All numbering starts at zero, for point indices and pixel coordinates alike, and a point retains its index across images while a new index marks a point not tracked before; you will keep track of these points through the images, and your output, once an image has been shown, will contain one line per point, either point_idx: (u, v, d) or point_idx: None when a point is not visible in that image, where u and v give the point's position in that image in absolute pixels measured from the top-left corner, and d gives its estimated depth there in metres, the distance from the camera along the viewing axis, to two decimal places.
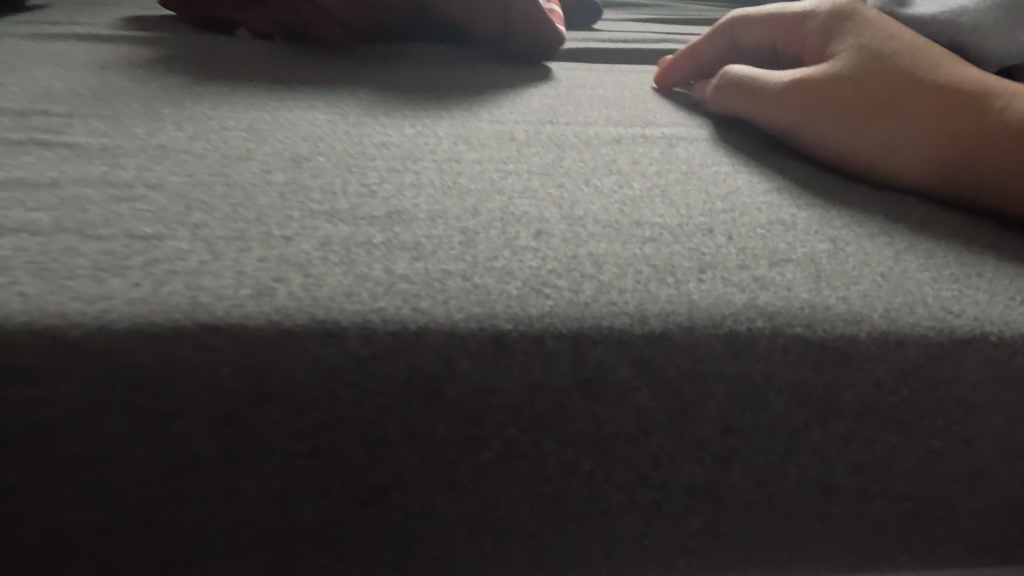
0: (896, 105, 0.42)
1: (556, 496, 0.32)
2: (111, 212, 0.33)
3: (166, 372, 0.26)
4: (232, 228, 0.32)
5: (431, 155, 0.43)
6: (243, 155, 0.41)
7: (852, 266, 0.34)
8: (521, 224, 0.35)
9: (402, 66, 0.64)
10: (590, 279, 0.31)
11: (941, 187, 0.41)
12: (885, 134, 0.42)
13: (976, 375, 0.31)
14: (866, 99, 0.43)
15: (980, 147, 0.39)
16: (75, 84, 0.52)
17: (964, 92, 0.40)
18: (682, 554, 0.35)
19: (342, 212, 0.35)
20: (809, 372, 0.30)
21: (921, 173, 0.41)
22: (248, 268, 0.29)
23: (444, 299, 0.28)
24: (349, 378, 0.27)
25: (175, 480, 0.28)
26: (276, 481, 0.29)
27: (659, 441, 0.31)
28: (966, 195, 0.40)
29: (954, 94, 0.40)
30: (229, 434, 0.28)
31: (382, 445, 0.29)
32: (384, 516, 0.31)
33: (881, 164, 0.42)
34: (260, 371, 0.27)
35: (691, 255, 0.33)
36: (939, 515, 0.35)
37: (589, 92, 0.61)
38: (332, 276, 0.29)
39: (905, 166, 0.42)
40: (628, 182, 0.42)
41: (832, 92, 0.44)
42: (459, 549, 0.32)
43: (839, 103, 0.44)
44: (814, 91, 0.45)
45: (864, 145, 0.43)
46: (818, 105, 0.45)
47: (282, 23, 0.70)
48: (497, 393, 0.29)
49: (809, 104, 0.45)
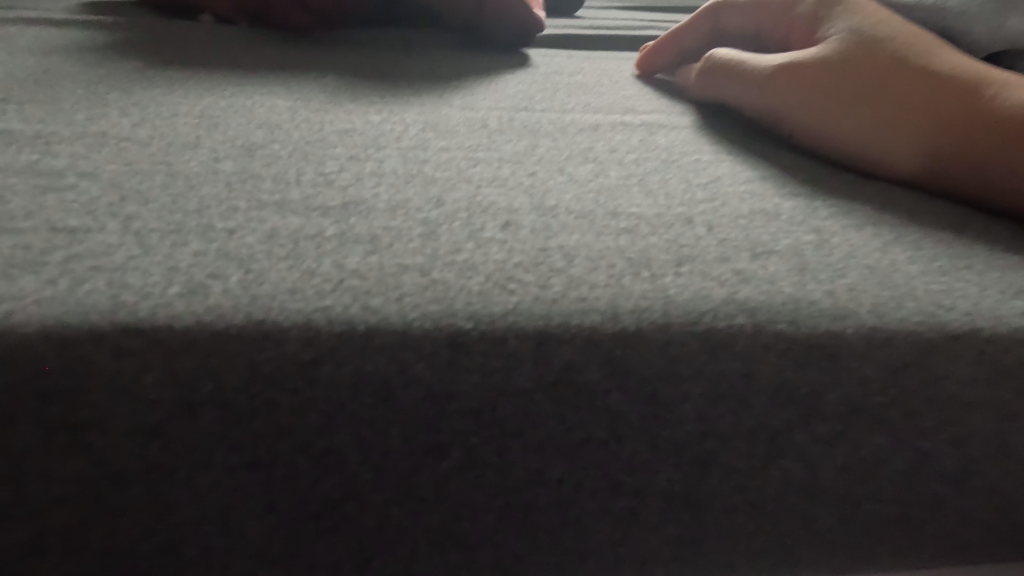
0: (884, 93, 0.40)
1: (524, 506, 0.30)
2: (34, 203, 0.30)
3: (82, 380, 0.24)
4: (170, 220, 0.29)
5: (396, 143, 0.41)
6: (190, 143, 0.38)
7: (838, 258, 0.32)
8: (488, 215, 0.33)
9: (372, 52, 0.61)
10: (559, 274, 0.28)
11: (929, 178, 0.39)
12: (873, 121, 0.40)
13: (966, 373, 0.29)
14: (855, 86, 0.41)
15: (970, 137, 0.37)
16: (16, 69, 0.49)
17: (954, 79, 0.38)
18: (661, 563, 0.33)
19: (293, 202, 0.32)
20: (792, 371, 0.28)
21: (908, 164, 0.39)
22: (181, 264, 0.26)
23: (397, 296, 0.26)
24: (291, 384, 0.25)
25: (100, 498, 0.26)
26: (214, 496, 0.26)
27: (633, 447, 0.29)
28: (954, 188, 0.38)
29: (944, 82, 0.38)
30: (159, 446, 0.25)
31: (331, 455, 0.27)
32: (337, 531, 0.28)
33: (868, 153, 0.41)
34: (191, 377, 0.24)
35: (669, 247, 0.31)
36: (928, 518, 0.34)
37: (567, 79, 0.58)
38: (276, 271, 0.27)
39: (893, 156, 0.40)
40: (605, 171, 0.40)
41: (820, 76, 0.42)
42: (421, 565, 0.30)
43: (827, 88, 0.42)
44: (801, 74, 0.43)
45: (851, 132, 0.41)
46: (806, 90, 0.43)
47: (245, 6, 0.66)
48: (457, 398, 0.26)
49: (796, 88, 0.43)
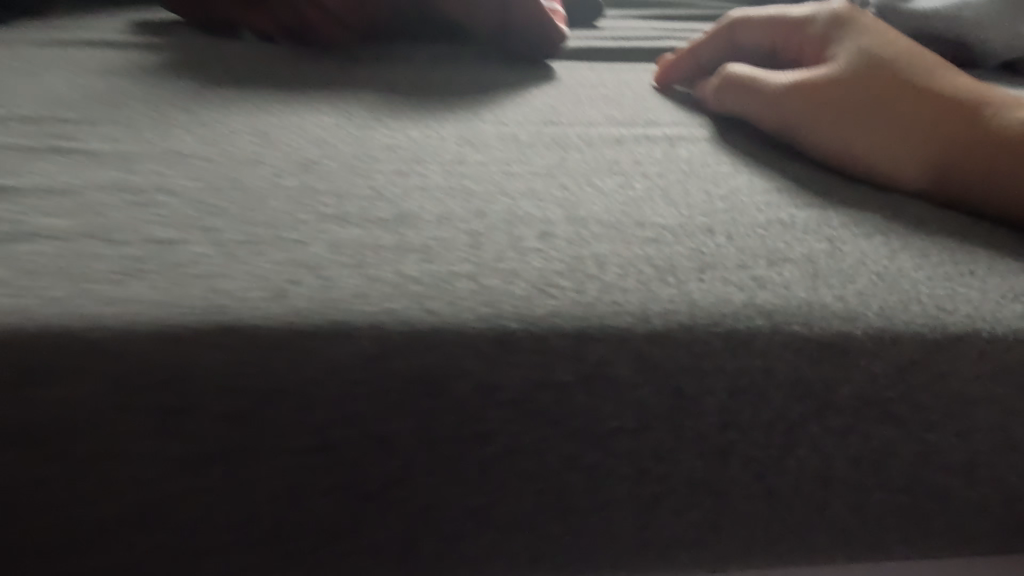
0: (894, 108, 0.43)
1: (561, 490, 0.33)
2: (129, 217, 0.34)
3: (183, 371, 0.27)
4: (248, 232, 0.33)
5: (436, 158, 0.44)
6: (253, 160, 0.42)
7: (849, 265, 0.34)
8: (525, 226, 0.36)
9: (407, 68, 0.65)
10: (593, 280, 0.32)
11: (937, 188, 0.42)
12: (885, 134, 0.43)
13: (968, 371, 0.32)
14: (867, 100, 0.44)
15: (974, 152, 0.40)
16: (87, 91, 0.53)
17: (955, 101, 0.42)
18: (683, 545, 0.36)
19: (351, 215, 0.36)
20: (806, 368, 0.31)
21: (919, 174, 0.42)
22: (262, 271, 0.30)
23: (451, 300, 0.29)
24: (360, 376, 0.28)
25: (192, 476, 0.29)
26: (289, 475, 0.30)
27: (660, 436, 0.32)
28: (960, 198, 0.41)
29: (948, 103, 0.42)
30: (245, 430, 0.29)
31: (393, 440, 0.30)
32: (393, 509, 0.32)
33: (881, 163, 0.43)
34: (276, 369, 0.28)
35: (692, 255, 0.34)
36: (935, 507, 0.36)
37: (591, 92, 0.61)
38: (345, 277, 0.30)
39: (904, 167, 0.42)
40: (630, 183, 0.43)
41: (832, 91, 0.45)
42: (467, 543, 0.34)
43: (839, 102, 0.44)
44: (815, 89, 0.46)
45: (864, 143, 0.43)
46: (819, 104, 0.45)
47: (283, 23, 0.69)
48: (504, 390, 0.30)
49: (809, 102, 0.46)
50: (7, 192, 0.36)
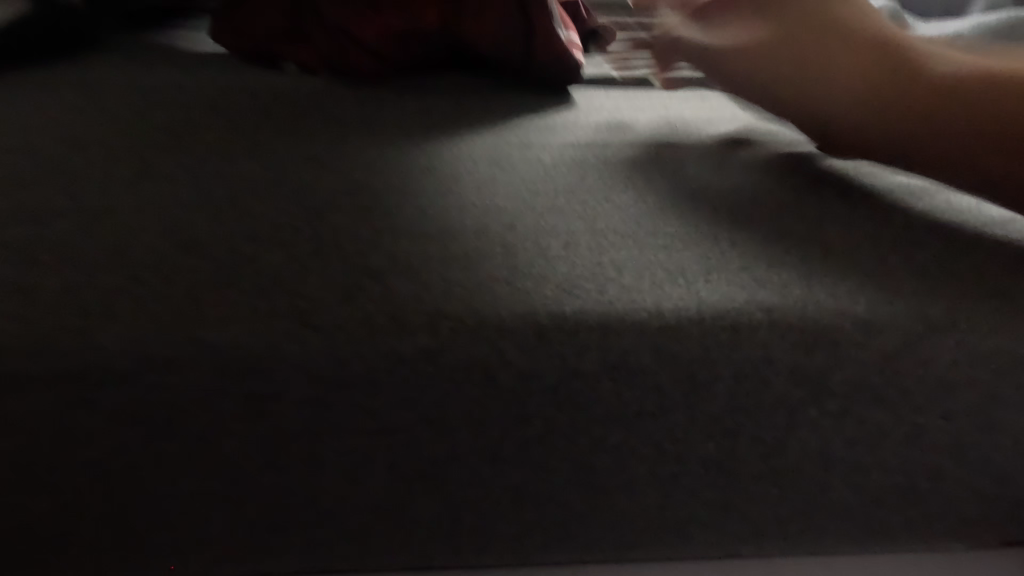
0: (826, 54, 0.46)
1: (588, 468, 0.38)
2: (215, 235, 0.40)
3: (271, 363, 0.33)
4: (316, 246, 0.39)
5: (469, 179, 0.49)
6: (310, 181, 0.47)
7: (842, 266, 0.39)
8: (552, 237, 0.41)
9: (437, 95, 0.71)
10: (613, 282, 0.36)
11: (861, 130, 0.44)
12: (820, 76, 0.46)
13: (951, 357, 0.36)
14: (804, 48, 0.47)
15: (901, 93, 0.42)
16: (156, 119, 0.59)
17: (885, 46, 0.44)
18: (696, 521, 0.40)
19: (401, 230, 0.41)
20: (804, 356, 0.35)
21: (844, 117, 0.44)
22: (333, 281, 0.36)
23: (493, 300, 0.35)
24: (417, 365, 0.34)
25: (277, 452, 0.36)
26: (355, 453, 0.36)
27: (675, 419, 0.36)
28: (890, 144, 0.42)
29: (877, 49, 0.44)
30: (321, 414, 0.35)
31: (443, 422, 0.35)
32: (440, 484, 0.38)
33: (816, 110, 0.46)
34: (347, 360, 0.33)
35: (701, 260, 0.39)
36: (928, 485, 0.40)
37: (606, 116, 0.67)
38: (401, 283, 0.36)
39: (834, 114, 0.45)
40: (644, 198, 0.47)
41: (770, 46, 0.49)
42: (502, 515, 0.39)
43: (777, 55, 0.48)
44: (759, 41, 0.50)
45: (799, 86, 0.47)
46: (760, 49, 0.49)
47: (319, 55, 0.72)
48: (539, 378, 0.34)
49: (750, 56, 0.50)
50: (106, 214, 0.42)
